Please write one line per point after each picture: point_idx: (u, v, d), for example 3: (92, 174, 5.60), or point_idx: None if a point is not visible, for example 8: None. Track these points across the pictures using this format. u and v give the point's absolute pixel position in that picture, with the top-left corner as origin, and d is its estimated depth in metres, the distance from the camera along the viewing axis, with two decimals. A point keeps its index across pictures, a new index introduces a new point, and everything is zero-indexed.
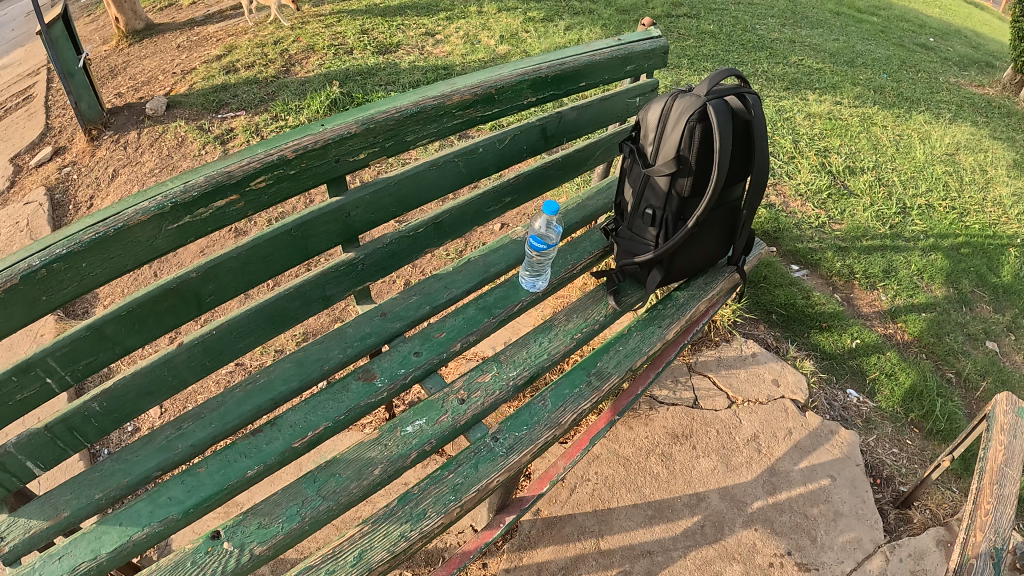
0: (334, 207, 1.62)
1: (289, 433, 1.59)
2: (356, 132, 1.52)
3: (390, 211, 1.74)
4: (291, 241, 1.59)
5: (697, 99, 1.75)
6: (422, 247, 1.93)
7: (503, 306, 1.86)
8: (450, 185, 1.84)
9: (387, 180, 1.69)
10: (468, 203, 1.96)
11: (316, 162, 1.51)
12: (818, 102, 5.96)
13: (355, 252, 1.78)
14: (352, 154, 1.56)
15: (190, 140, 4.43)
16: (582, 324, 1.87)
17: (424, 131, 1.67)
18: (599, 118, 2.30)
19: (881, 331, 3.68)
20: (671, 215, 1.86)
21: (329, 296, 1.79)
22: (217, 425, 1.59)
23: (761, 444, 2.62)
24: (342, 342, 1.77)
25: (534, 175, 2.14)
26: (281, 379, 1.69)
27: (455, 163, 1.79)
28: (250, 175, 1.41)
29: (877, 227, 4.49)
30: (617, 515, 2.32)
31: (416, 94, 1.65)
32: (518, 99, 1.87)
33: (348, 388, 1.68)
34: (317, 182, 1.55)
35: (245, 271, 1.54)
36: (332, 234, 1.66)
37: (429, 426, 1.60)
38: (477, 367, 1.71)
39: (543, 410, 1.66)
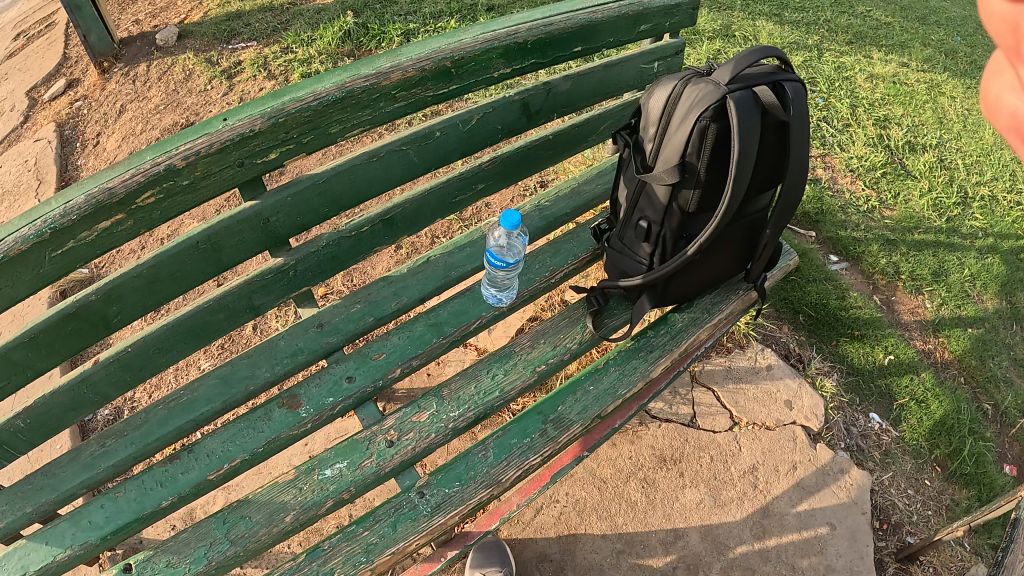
0: (247, 213, 1.32)
1: (208, 462, 1.32)
2: (262, 128, 1.21)
3: (321, 212, 1.44)
4: (200, 256, 1.29)
5: (715, 90, 1.36)
6: (371, 246, 1.61)
7: (458, 323, 1.52)
8: (400, 175, 1.55)
9: (312, 177, 1.38)
10: (427, 194, 1.63)
11: (215, 169, 1.20)
12: (883, 62, 5.23)
13: (285, 258, 1.45)
14: (260, 155, 1.26)
15: (195, 74, 4.06)
16: (548, 353, 1.53)
17: (355, 117, 1.35)
18: (603, 88, 1.91)
19: (919, 346, 3.24)
20: (670, 232, 1.50)
21: (258, 305, 1.47)
22: (141, 445, 1.32)
23: (757, 479, 2.34)
24: (271, 358, 1.43)
25: (516, 156, 1.78)
26: (204, 398, 1.37)
27: (404, 151, 1.50)
28: (135, 191, 1.11)
29: (932, 219, 3.96)
30: (582, 544, 2.11)
31: (345, 72, 1.32)
32: (486, 71, 1.53)
33: (268, 417, 1.37)
34: (219, 190, 1.25)
35: (152, 290, 1.27)
36: (250, 243, 1.36)
37: (350, 472, 1.32)
38: (413, 402, 1.40)
39: (482, 463, 1.38)
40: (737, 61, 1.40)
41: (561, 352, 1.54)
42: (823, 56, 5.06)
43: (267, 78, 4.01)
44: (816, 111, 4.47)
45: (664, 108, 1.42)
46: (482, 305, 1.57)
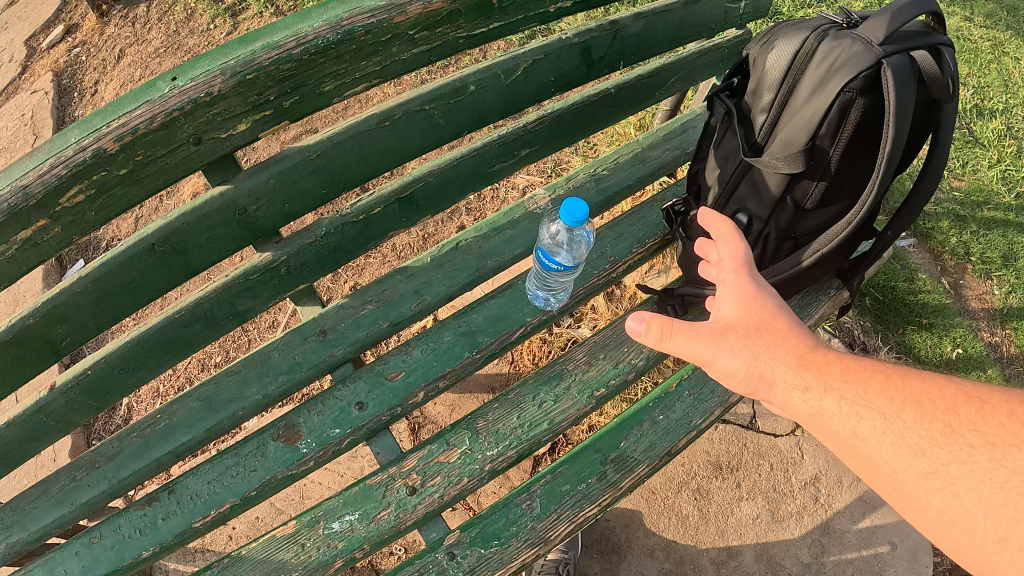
0: (213, 204, 0.97)
1: (192, 507, 1.03)
2: (224, 91, 0.87)
3: (319, 194, 1.10)
4: (158, 260, 0.98)
5: (867, 50, 1.01)
6: (386, 230, 1.28)
7: (499, 332, 1.20)
8: (422, 143, 1.20)
9: (301, 149, 1.03)
10: (457, 165, 1.28)
11: (161, 150, 0.87)
12: None
13: (274, 252, 1.11)
14: (223, 128, 0.91)
15: (199, 14, 3.17)
16: (610, 373, 1.21)
17: (357, 67, 0.99)
18: (678, 31, 1.51)
19: (986, 338, 2.81)
20: (776, 230, 1.20)
21: (244, 311, 1.15)
22: (113, 481, 1.04)
23: (819, 490, 1.97)
24: (264, 374, 1.12)
25: (568, 116, 1.42)
26: (183, 423, 1.08)
27: (426, 112, 1.15)
28: (52, 190, 0.80)
29: (1001, 193, 3.23)
30: (627, 562, 1.83)
31: (342, 3, 0.94)
32: (539, 5, 1.15)
33: (263, 452, 1.06)
34: (173, 177, 0.91)
35: (103, 306, 0.98)
36: (223, 239, 1.03)
37: (362, 526, 1.04)
38: (439, 435, 1.10)
39: (526, 517, 1.09)
40: (895, 13, 1.04)
41: (634, 367, 1.23)
42: None
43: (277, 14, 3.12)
44: None
45: (789, 69, 1.08)
46: (529, 306, 1.24)
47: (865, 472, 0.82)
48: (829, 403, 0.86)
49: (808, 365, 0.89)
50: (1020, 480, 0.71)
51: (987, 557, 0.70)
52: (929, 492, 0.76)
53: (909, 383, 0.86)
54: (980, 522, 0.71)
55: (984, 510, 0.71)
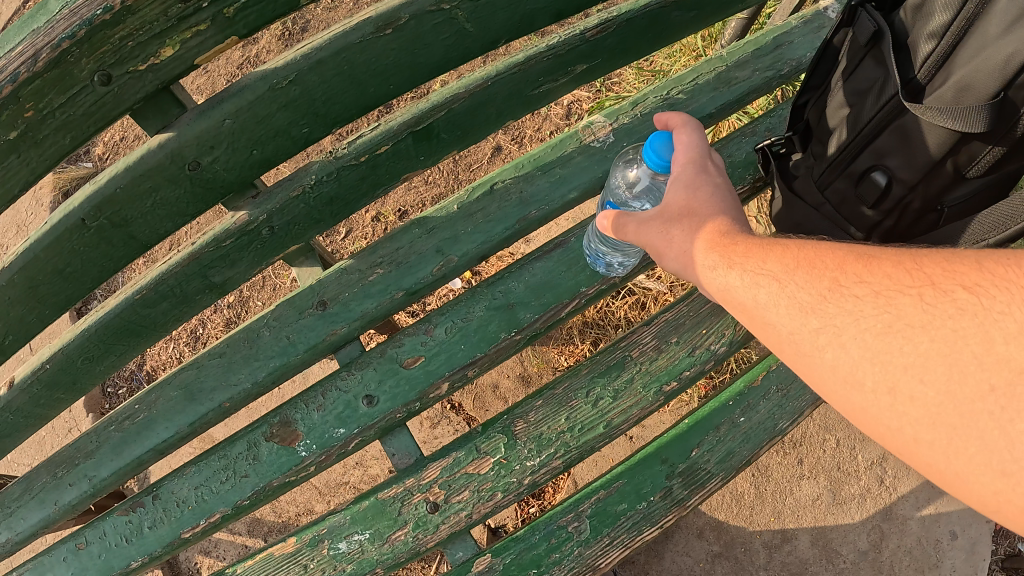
0: (151, 160, 0.75)
1: (180, 516, 0.84)
2: (132, 3, 0.63)
3: (298, 132, 0.86)
4: (94, 237, 0.79)
5: None
6: (396, 173, 1.00)
7: (547, 307, 0.94)
8: (440, 57, 0.89)
9: (266, 74, 0.77)
10: (490, 87, 0.97)
11: (59, 99, 0.67)
12: None
13: (249, 210, 0.87)
14: (142, 56, 0.69)
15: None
16: (684, 363, 0.95)
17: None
18: None
19: None
20: (922, 197, 0.97)
21: (221, 283, 0.93)
22: (94, 480, 0.86)
23: (886, 471, 1.70)
24: (250, 353, 0.88)
25: (638, 22, 1.08)
26: (160, 413, 0.87)
27: (444, 14, 0.83)
28: None
29: None
30: (672, 543, 1.64)
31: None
32: None
33: (253, 454, 0.85)
34: (91, 131, 0.72)
35: (38, 293, 0.81)
36: (177, 204, 0.83)
37: (374, 548, 0.83)
38: (466, 439, 0.87)
39: (572, 541, 0.88)
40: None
41: (717, 354, 0.96)
42: None
43: None
44: None
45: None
46: (587, 272, 0.96)
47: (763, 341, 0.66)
48: (736, 276, 0.67)
49: (721, 232, 0.71)
50: (909, 322, 0.56)
51: (872, 412, 0.56)
52: (819, 350, 0.60)
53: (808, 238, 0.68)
54: (866, 373, 0.57)
55: (871, 360, 0.57)
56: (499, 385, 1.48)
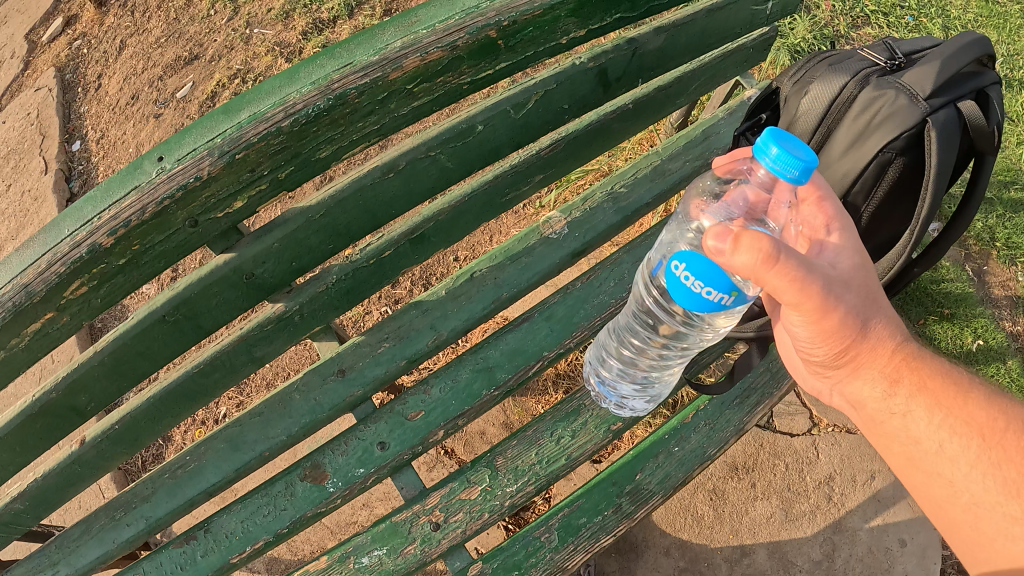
0: (219, 272, 1.03)
1: (229, 544, 1.07)
2: (214, 171, 0.92)
3: (325, 248, 1.15)
4: (172, 328, 1.02)
5: (912, 106, 1.05)
6: (398, 269, 1.30)
7: (516, 368, 1.22)
8: (428, 186, 1.21)
9: (304, 213, 1.08)
10: (468, 200, 1.29)
11: (159, 236, 0.94)
12: None
13: (286, 302, 1.15)
14: (221, 208, 0.98)
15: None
16: (625, 408, 1.22)
17: (353, 129, 1.05)
18: (702, 40, 1.45)
19: (1007, 328, 2.79)
20: None
21: (261, 356, 1.17)
22: (150, 519, 1.07)
23: (833, 490, 1.96)
24: (288, 413, 1.15)
25: (583, 136, 1.39)
26: (212, 463, 1.10)
27: (431, 158, 1.16)
28: (60, 285, 0.87)
29: None
30: (645, 563, 1.86)
31: (332, 62, 0.99)
32: (552, 36, 1.18)
33: (292, 490, 1.10)
34: (173, 256, 0.99)
35: (120, 372, 1.02)
36: (234, 302, 1.08)
37: (390, 560, 1.08)
38: (460, 472, 1.14)
39: (544, 549, 1.14)
40: (948, 63, 1.05)
41: None
42: None
43: None
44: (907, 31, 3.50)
45: (825, 116, 1.13)
46: (548, 338, 1.25)
47: (918, 467, 0.99)
48: (918, 422, 0.98)
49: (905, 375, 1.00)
50: None
51: (989, 560, 0.92)
52: (967, 505, 0.94)
53: (989, 415, 0.96)
54: (1000, 540, 0.90)
55: (1007, 536, 0.90)
56: (486, 428, 1.75)
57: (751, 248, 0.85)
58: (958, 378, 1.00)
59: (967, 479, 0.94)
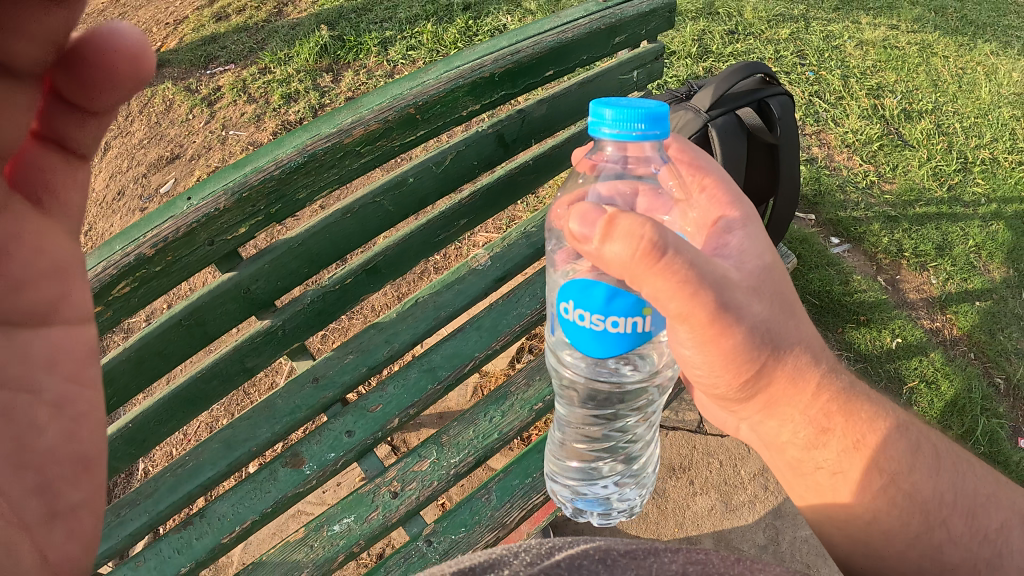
0: (226, 285, 1.34)
1: (221, 527, 1.29)
2: (227, 205, 1.27)
3: (302, 272, 1.47)
4: (185, 332, 1.32)
5: (696, 118, 1.46)
6: (355, 298, 1.61)
7: (453, 366, 1.50)
8: (377, 226, 1.56)
9: (289, 241, 1.41)
10: (408, 239, 1.62)
11: (184, 252, 1.26)
12: (868, 26, 4.62)
13: (271, 319, 1.45)
14: (230, 231, 1.31)
15: (177, 104, 3.49)
16: (547, 388, 1.50)
17: (323, 177, 1.41)
18: (581, 107, 1.87)
19: (926, 325, 2.94)
20: None
21: (252, 367, 1.47)
22: (153, 513, 1.29)
23: (767, 480, 2.19)
24: (272, 416, 1.43)
25: (496, 187, 1.75)
26: (208, 462, 1.36)
27: (377, 203, 1.52)
28: (109, 284, 1.16)
29: (933, 189, 3.54)
30: None
31: (305, 133, 1.38)
32: (454, 110, 1.62)
33: (274, 476, 1.36)
34: (194, 268, 1.30)
35: (141, 369, 1.30)
36: (234, 313, 1.39)
37: (358, 525, 1.31)
38: (413, 451, 1.40)
39: (486, 508, 1.39)
40: (718, 83, 1.47)
41: None
42: (809, 26, 4.47)
43: (249, 103, 3.42)
44: (807, 84, 3.97)
45: None
46: (479, 343, 1.55)
47: (848, 529, 1.20)
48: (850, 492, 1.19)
49: (828, 435, 1.19)
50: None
51: None
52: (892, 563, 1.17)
53: (903, 476, 1.17)
54: None
55: None
56: None
57: (625, 236, 0.96)
58: (883, 436, 1.19)
59: (900, 555, 1.16)
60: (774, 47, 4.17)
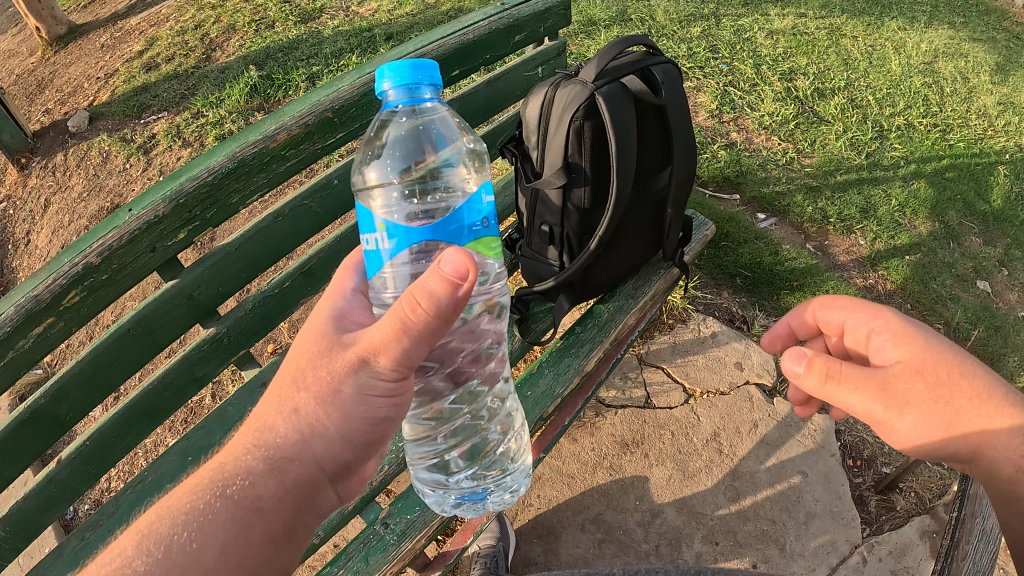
0: (170, 292, 1.50)
1: None
2: (165, 212, 1.40)
3: (241, 277, 1.64)
4: (135, 340, 1.45)
5: (585, 89, 1.61)
6: (294, 301, 1.81)
7: None
8: (308, 228, 1.75)
9: (225, 247, 1.58)
10: (336, 242, 1.86)
11: (129, 258, 1.38)
12: (777, 16, 4.87)
13: (216, 326, 1.64)
14: (171, 237, 1.44)
15: (114, 155, 3.50)
16: None
17: (254, 182, 1.55)
18: (492, 102, 1.97)
19: (859, 283, 3.03)
20: (572, 231, 1.77)
21: (201, 376, 1.63)
22: (116, 531, 1.33)
23: (722, 443, 2.26)
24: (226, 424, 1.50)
25: None
26: (169, 475, 1.41)
27: (306, 205, 1.71)
28: (60, 293, 1.27)
29: (852, 157, 3.71)
30: (564, 540, 2.05)
31: (233, 142, 1.52)
32: (368, 113, 1.75)
33: None
34: (138, 276, 1.43)
35: (97, 380, 1.41)
36: (180, 320, 1.54)
37: None
38: None
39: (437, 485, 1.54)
40: (600, 57, 1.64)
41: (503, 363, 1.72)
42: (719, 21, 4.69)
43: (186, 147, 3.45)
44: (720, 75, 4.14)
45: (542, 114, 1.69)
46: None
47: None
48: None
49: None
50: None
51: None
52: None
53: None
54: None
55: None
56: None
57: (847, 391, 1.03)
58: None
59: None
60: (687, 46, 4.34)
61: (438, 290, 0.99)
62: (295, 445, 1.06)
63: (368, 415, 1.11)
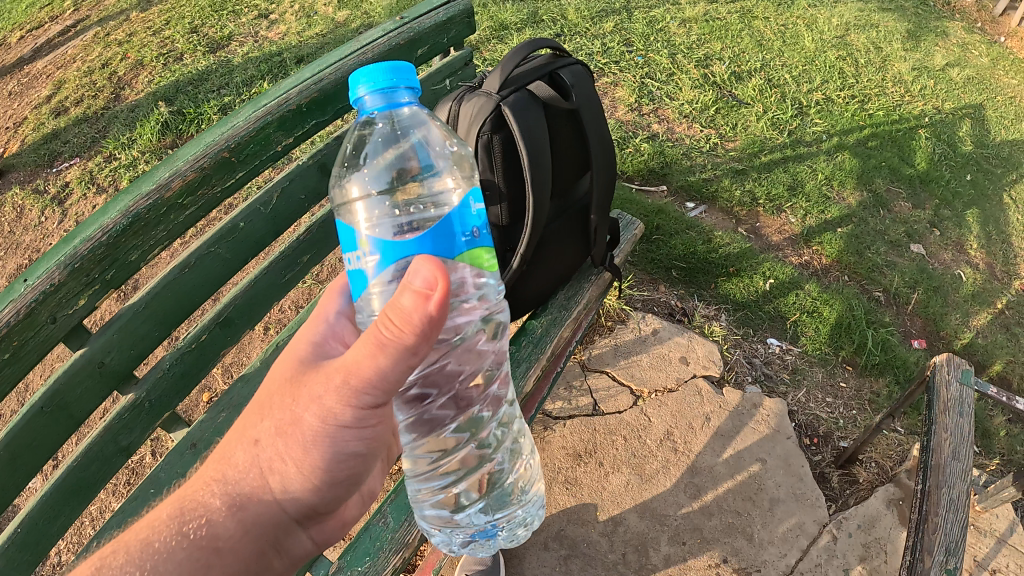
0: (78, 363, 1.37)
1: None
2: (63, 278, 1.27)
3: (153, 335, 1.52)
4: (50, 418, 1.32)
5: (489, 100, 1.54)
6: (214, 352, 1.70)
7: None
8: (221, 274, 1.65)
9: (133, 306, 1.46)
10: (254, 284, 1.76)
11: (30, 333, 1.25)
12: (690, 4, 4.91)
13: (135, 391, 1.51)
14: (72, 304, 1.32)
15: (28, 209, 3.29)
16: None
17: (156, 234, 1.44)
18: None
19: (795, 261, 3.06)
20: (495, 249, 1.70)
21: (126, 446, 1.52)
22: None
23: (676, 441, 2.23)
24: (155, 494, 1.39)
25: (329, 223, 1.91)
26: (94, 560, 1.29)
27: (214, 252, 1.60)
28: None
29: (774, 137, 3.75)
30: (528, 562, 1.97)
31: (126, 196, 1.40)
32: (269, 148, 1.65)
33: None
34: (43, 349, 1.30)
35: (14, 466, 1.28)
36: (93, 391, 1.42)
37: None
38: None
39: (386, 531, 1.41)
40: (503, 65, 1.58)
41: None
42: (632, 15, 4.69)
43: (100, 194, 3.27)
44: (636, 69, 4.14)
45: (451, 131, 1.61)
46: None
47: None
48: None
49: None
50: None
51: None
52: None
53: None
54: None
55: None
56: None
57: None
58: None
59: None
60: (600, 42, 4.33)
61: (410, 305, 0.87)
62: (254, 480, 0.96)
63: (336, 450, 0.99)
